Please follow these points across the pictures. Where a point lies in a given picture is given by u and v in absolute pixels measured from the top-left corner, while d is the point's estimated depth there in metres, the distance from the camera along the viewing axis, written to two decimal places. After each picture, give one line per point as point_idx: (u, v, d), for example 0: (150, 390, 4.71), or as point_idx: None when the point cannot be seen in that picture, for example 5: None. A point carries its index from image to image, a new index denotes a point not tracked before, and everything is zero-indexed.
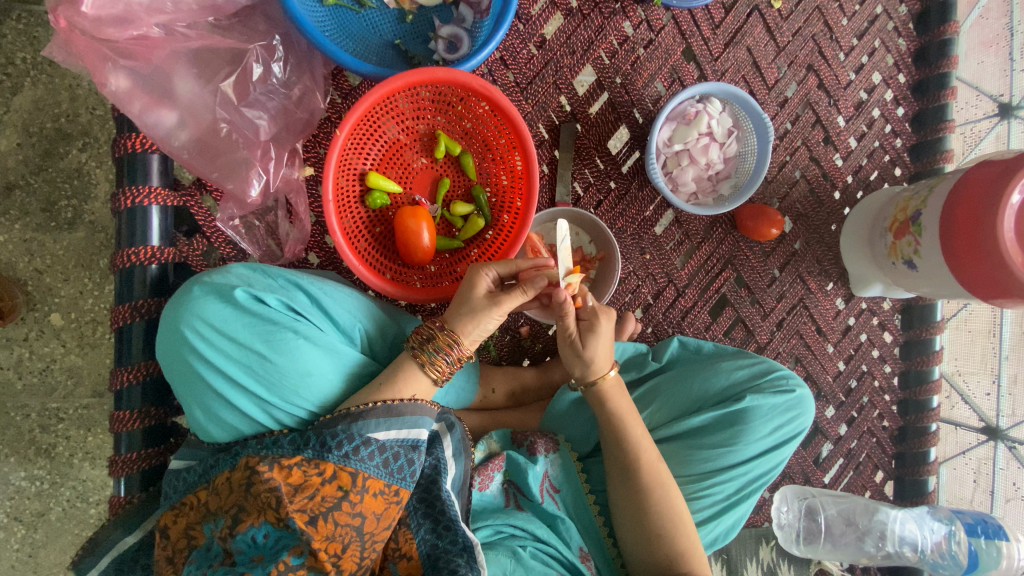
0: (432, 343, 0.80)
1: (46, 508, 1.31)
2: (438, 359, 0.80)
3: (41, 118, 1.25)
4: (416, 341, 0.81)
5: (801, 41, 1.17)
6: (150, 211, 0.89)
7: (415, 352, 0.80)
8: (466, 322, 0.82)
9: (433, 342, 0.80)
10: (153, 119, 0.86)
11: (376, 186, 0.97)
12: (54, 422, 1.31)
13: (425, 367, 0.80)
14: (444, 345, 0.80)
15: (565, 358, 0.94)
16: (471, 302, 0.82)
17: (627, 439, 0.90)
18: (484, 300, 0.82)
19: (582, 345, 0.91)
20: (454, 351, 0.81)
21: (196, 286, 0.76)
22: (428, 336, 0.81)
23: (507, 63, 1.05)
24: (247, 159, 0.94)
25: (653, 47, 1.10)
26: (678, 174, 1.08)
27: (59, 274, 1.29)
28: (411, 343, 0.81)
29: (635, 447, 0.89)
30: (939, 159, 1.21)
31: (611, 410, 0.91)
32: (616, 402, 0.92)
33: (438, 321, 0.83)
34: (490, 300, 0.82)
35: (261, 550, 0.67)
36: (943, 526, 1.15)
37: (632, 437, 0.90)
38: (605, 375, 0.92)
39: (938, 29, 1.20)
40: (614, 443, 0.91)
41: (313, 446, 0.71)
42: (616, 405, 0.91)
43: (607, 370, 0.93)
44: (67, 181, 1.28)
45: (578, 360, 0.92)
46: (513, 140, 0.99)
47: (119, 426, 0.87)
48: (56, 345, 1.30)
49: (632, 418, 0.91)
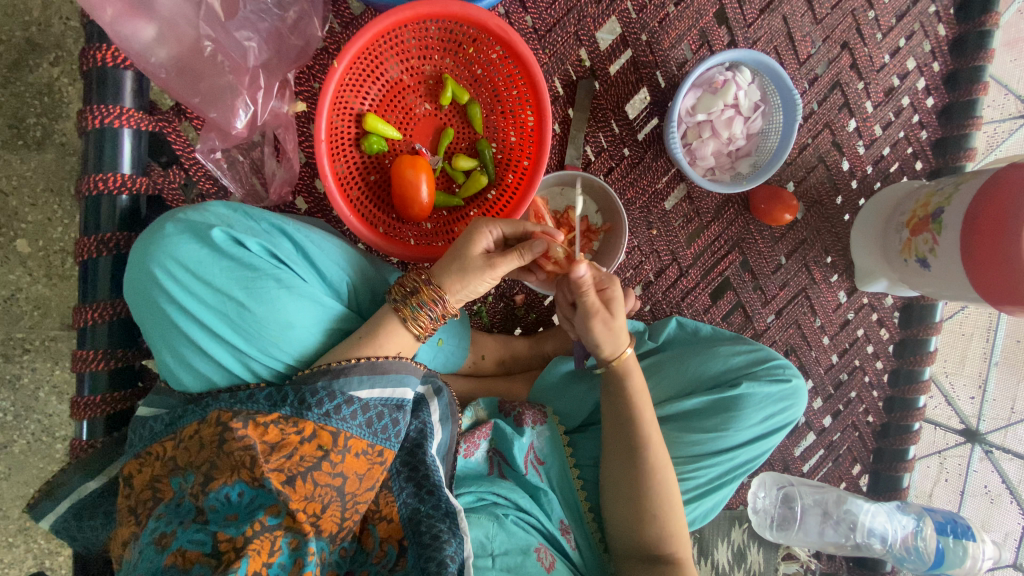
0: (415, 297, 0.75)
1: (9, 440, 1.26)
2: (420, 314, 0.75)
3: (8, 24, 1.13)
4: (399, 293, 0.75)
5: (839, 15, 1.09)
6: (121, 134, 0.80)
7: (397, 306, 0.75)
8: (455, 279, 0.76)
9: (417, 296, 0.74)
10: (128, 32, 0.75)
11: (373, 129, 0.89)
12: (19, 352, 1.24)
13: (406, 322, 0.75)
14: (427, 300, 0.75)
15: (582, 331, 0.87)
16: (466, 260, 0.76)
17: (636, 420, 0.87)
18: (478, 261, 0.76)
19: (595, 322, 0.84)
20: (438, 306, 0.75)
21: (169, 223, 0.69)
22: (412, 289, 0.75)
23: (526, 6, 0.96)
24: (233, 85, 0.84)
25: (684, 5, 1.02)
26: (697, 147, 1.02)
27: (26, 199, 1.20)
28: (393, 293, 0.76)
29: (646, 427, 0.87)
30: (963, 156, 1.16)
31: (628, 386, 0.88)
32: (633, 378, 0.88)
33: (425, 273, 0.76)
34: (482, 261, 0.76)
35: (235, 509, 0.62)
36: (912, 521, 1.17)
37: (643, 419, 0.87)
38: (623, 353, 0.87)
39: (980, 19, 1.13)
40: (622, 423, 0.88)
41: (291, 403, 0.67)
42: (633, 382, 0.88)
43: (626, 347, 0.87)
44: (36, 96, 1.17)
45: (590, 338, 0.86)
46: (528, 93, 0.91)
47: (82, 366, 0.81)
48: (23, 274, 1.22)
49: (644, 398, 0.88)
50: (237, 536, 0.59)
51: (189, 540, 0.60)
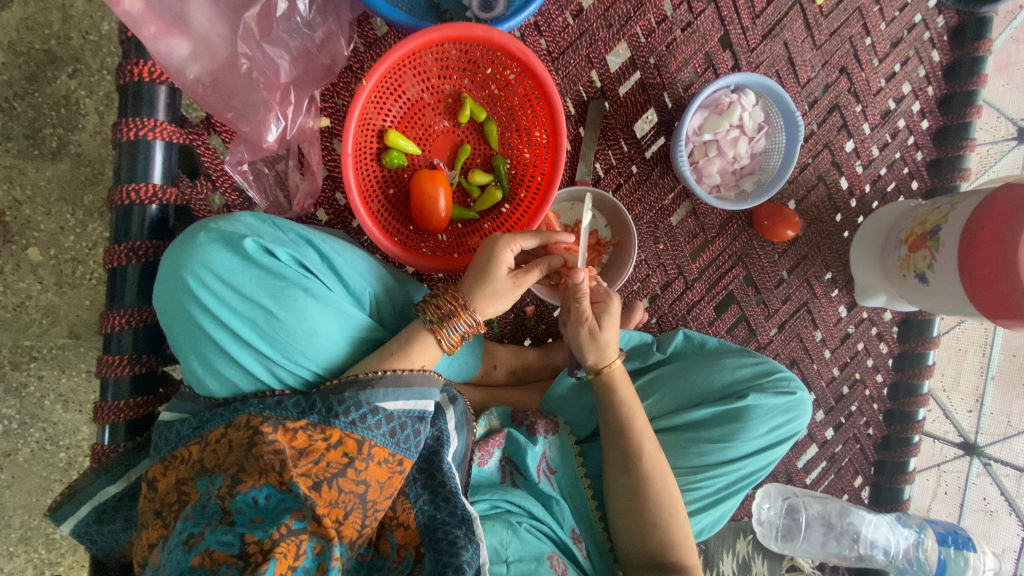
0: (451, 320, 0.77)
1: (14, 448, 1.26)
2: (453, 333, 0.78)
3: (29, 38, 1.17)
4: (433, 316, 0.77)
5: (837, 41, 1.15)
6: (154, 145, 0.83)
7: (432, 328, 0.77)
8: (488, 300, 0.80)
9: (452, 319, 0.77)
10: (165, 49, 0.79)
11: (394, 145, 0.92)
12: (27, 360, 1.25)
13: (441, 342, 0.78)
14: (462, 320, 0.78)
15: (576, 346, 0.91)
16: (498, 283, 0.80)
17: (632, 430, 0.89)
18: (508, 282, 0.81)
19: (599, 328, 0.89)
20: (470, 325, 0.79)
21: (202, 232, 0.72)
22: (448, 313, 0.77)
23: (540, 29, 1.01)
24: (265, 101, 0.88)
25: (691, 30, 1.07)
26: (704, 166, 1.06)
27: (40, 208, 1.22)
28: (427, 315, 0.78)
29: (638, 437, 0.89)
30: (956, 176, 1.21)
31: (617, 398, 0.90)
32: (622, 390, 0.91)
33: (457, 296, 0.79)
34: (511, 282, 0.81)
35: (261, 512, 0.64)
36: (912, 533, 1.19)
37: (638, 430, 0.89)
38: (613, 363, 0.91)
39: (972, 45, 1.18)
40: (618, 435, 0.90)
41: (319, 411, 0.69)
42: (621, 394, 0.91)
43: (615, 358, 0.91)
44: (54, 107, 1.19)
45: (592, 346, 0.89)
46: (543, 112, 0.95)
47: (107, 371, 0.83)
48: (33, 282, 1.24)
49: (636, 407, 0.91)
50: (264, 539, 0.60)
51: (217, 541, 0.61)
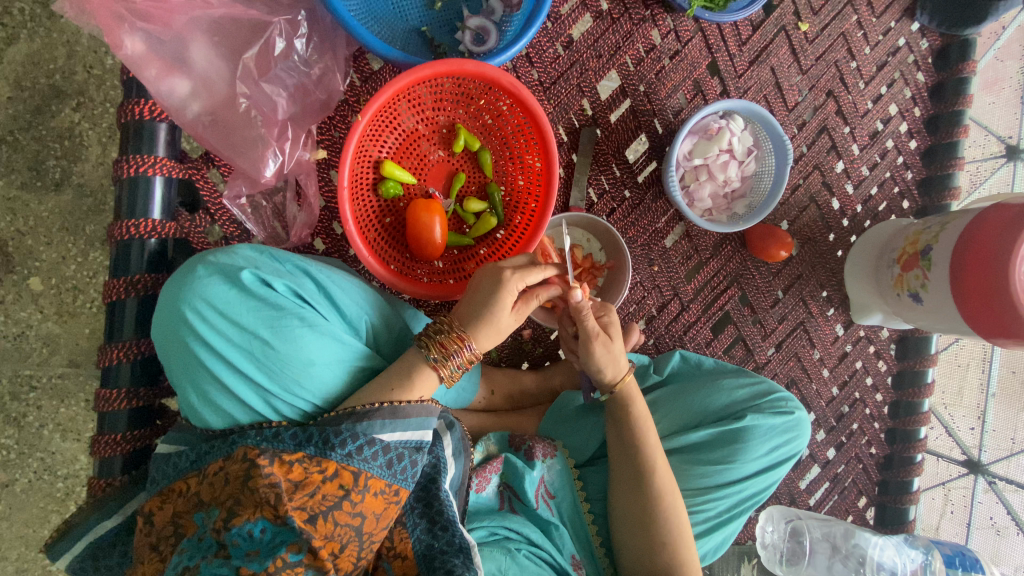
0: (458, 360, 0.78)
1: (10, 479, 1.26)
2: (457, 370, 0.79)
3: (34, 73, 1.20)
4: (438, 355, 0.77)
5: (823, 66, 1.17)
6: (154, 182, 0.84)
7: (438, 367, 0.77)
8: (490, 336, 0.81)
9: (459, 358, 0.78)
10: (166, 88, 0.81)
11: (390, 175, 0.94)
12: (26, 390, 1.25)
13: (444, 378, 0.79)
14: (467, 359, 0.79)
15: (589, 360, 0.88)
16: (501, 320, 0.81)
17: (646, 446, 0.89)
18: (510, 318, 0.82)
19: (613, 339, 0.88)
20: (473, 361, 0.81)
21: (200, 266, 0.73)
22: (455, 354, 0.77)
23: (532, 61, 1.03)
24: (263, 137, 0.90)
25: (679, 58, 1.09)
26: (695, 190, 1.08)
27: (42, 238, 1.24)
28: (431, 353, 0.77)
29: (652, 453, 0.89)
30: (946, 195, 1.23)
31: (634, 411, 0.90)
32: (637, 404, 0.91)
33: (462, 334, 0.78)
34: (513, 318, 0.83)
35: (256, 545, 0.63)
36: (920, 555, 1.17)
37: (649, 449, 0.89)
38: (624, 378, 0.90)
39: (956, 67, 1.21)
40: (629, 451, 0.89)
41: (315, 444, 0.69)
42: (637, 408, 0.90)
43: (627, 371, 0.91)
44: (57, 140, 1.22)
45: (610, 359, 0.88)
46: (535, 140, 0.97)
47: (105, 405, 0.83)
48: (34, 311, 1.25)
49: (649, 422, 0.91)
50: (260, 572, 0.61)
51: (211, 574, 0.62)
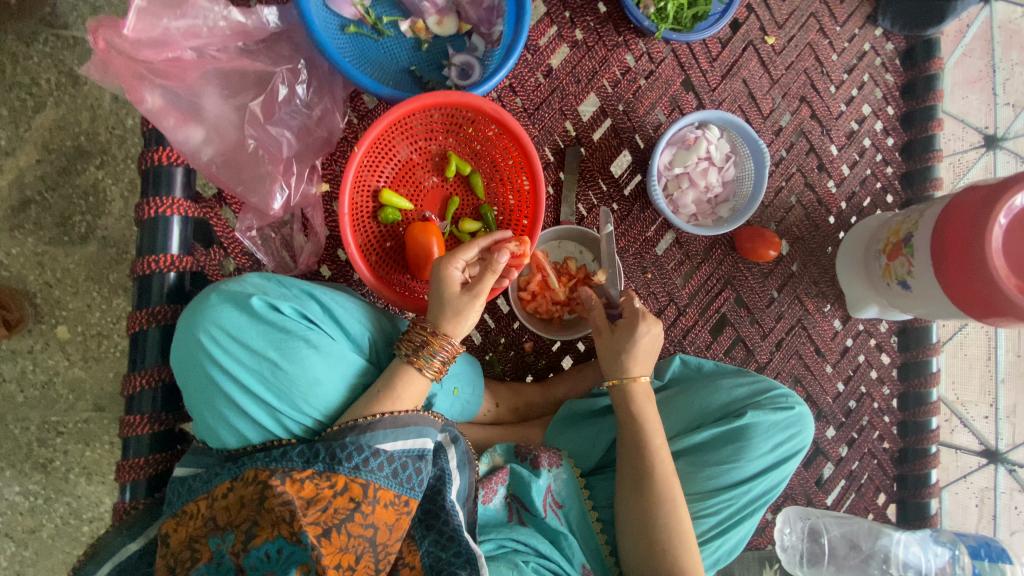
0: (425, 349, 0.82)
1: (38, 524, 1.30)
2: (432, 360, 0.82)
3: (61, 136, 1.30)
4: (407, 348, 0.82)
5: (793, 74, 1.24)
6: (171, 221, 0.91)
7: (409, 359, 0.82)
8: (451, 319, 0.84)
9: (426, 347, 0.82)
10: (182, 136, 0.90)
11: (388, 202, 1.00)
12: (53, 436, 1.31)
13: (421, 369, 0.81)
14: (435, 347, 0.82)
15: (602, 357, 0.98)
16: (452, 301, 0.84)
17: (648, 450, 0.91)
18: (462, 295, 0.85)
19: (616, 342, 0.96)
20: (446, 349, 0.83)
21: (213, 295, 0.79)
22: (420, 342, 0.82)
23: (515, 90, 1.11)
24: (271, 173, 0.98)
25: (653, 77, 1.16)
26: (678, 198, 1.13)
27: (68, 288, 1.32)
28: (403, 350, 0.83)
29: (654, 456, 0.90)
30: (929, 186, 1.26)
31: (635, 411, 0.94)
32: (641, 406, 0.94)
33: (424, 326, 0.84)
34: (466, 294, 0.85)
35: (273, 565, 0.66)
36: (947, 550, 1.14)
37: (654, 450, 0.91)
38: (638, 378, 0.95)
39: (924, 65, 1.27)
40: (634, 452, 0.91)
41: (323, 459, 0.72)
42: (640, 409, 0.94)
43: (640, 374, 0.96)
44: (82, 197, 1.32)
45: (611, 358, 0.97)
46: (522, 162, 1.03)
47: (129, 430, 0.88)
48: (61, 358, 1.31)
49: (655, 428, 0.93)
50: None
51: None
